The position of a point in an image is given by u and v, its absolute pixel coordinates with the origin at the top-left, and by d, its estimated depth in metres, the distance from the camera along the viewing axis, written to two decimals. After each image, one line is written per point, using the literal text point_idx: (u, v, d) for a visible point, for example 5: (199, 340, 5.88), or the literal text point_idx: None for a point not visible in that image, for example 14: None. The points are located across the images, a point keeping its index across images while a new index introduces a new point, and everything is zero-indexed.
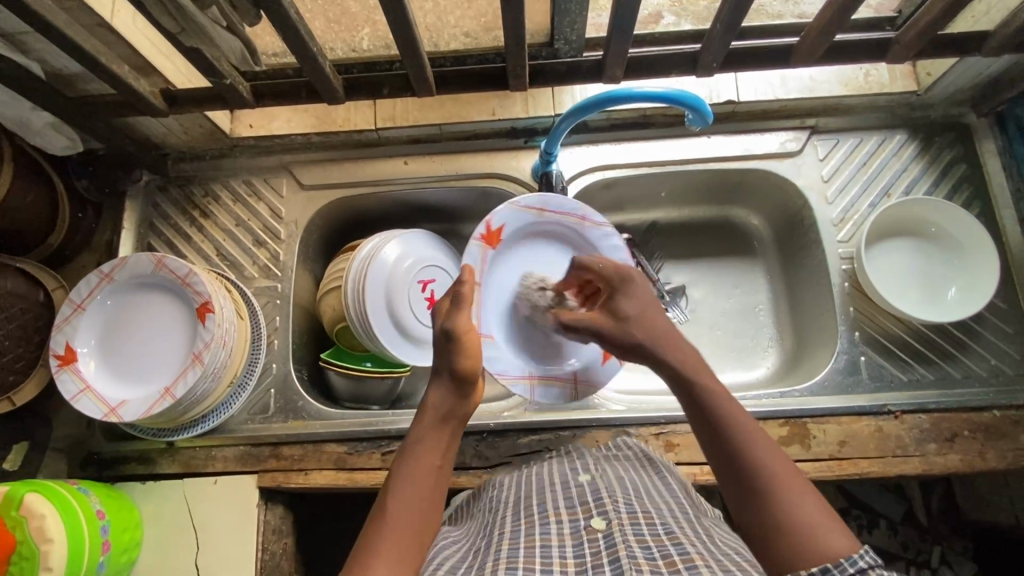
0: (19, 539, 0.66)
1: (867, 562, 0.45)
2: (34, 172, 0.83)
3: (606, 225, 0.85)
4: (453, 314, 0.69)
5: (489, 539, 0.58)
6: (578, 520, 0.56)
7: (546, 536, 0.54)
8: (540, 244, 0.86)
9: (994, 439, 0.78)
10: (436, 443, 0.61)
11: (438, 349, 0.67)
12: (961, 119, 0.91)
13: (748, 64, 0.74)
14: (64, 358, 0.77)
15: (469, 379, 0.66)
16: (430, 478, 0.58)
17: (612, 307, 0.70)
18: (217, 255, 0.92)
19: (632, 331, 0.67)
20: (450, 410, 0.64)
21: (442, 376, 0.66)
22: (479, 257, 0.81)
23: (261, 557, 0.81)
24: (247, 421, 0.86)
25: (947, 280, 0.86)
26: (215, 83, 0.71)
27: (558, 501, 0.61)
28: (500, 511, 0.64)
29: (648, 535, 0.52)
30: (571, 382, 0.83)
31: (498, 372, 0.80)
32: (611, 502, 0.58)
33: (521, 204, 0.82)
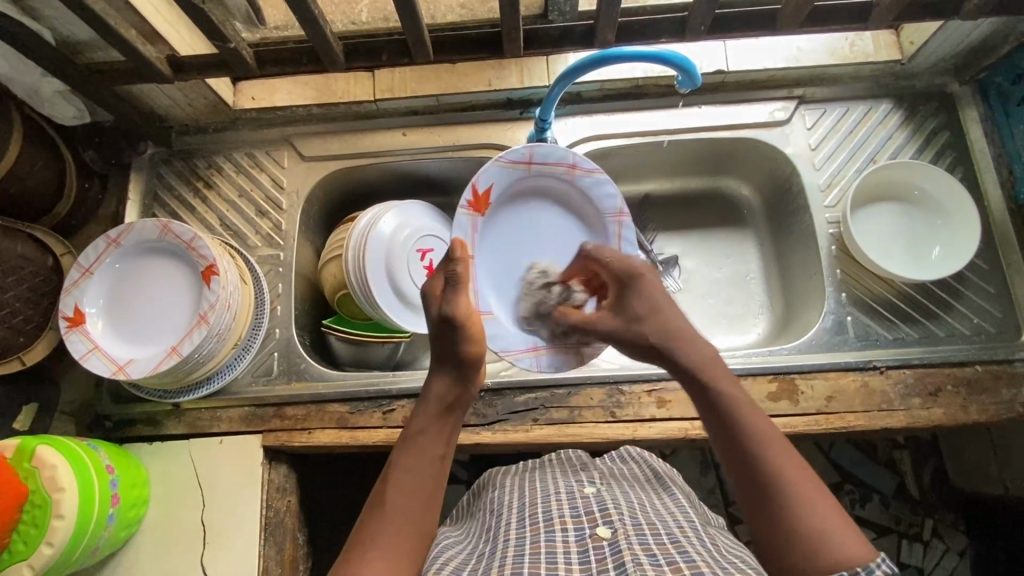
0: (31, 488, 0.68)
1: (885, 571, 0.47)
2: (43, 140, 0.85)
3: (597, 171, 0.86)
4: (448, 299, 0.71)
5: (492, 546, 0.60)
6: (583, 527, 0.58)
7: (552, 543, 0.56)
8: (532, 199, 0.88)
9: (976, 393, 0.81)
10: (437, 431, 0.65)
11: (439, 337, 0.70)
12: (945, 88, 0.93)
13: (734, 28, 0.78)
14: (73, 320, 0.79)
15: (472, 367, 0.69)
16: (432, 466, 0.62)
17: (625, 306, 0.72)
18: (220, 224, 0.94)
19: (657, 326, 0.68)
20: (453, 400, 0.67)
21: (447, 364, 0.69)
22: (468, 226, 0.84)
23: (266, 515, 0.83)
24: (251, 383, 0.88)
25: (930, 241, 0.89)
26: (220, 47, 0.75)
27: (563, 510, 0.62)
28: (504, 516, 0.67)
29: (653, 544, 0.54)
30: (577, 347, 0.84)
31: (502, 349, 0.82)
32: (617, 513, 0.60)
33: (507, 161, 0.83)
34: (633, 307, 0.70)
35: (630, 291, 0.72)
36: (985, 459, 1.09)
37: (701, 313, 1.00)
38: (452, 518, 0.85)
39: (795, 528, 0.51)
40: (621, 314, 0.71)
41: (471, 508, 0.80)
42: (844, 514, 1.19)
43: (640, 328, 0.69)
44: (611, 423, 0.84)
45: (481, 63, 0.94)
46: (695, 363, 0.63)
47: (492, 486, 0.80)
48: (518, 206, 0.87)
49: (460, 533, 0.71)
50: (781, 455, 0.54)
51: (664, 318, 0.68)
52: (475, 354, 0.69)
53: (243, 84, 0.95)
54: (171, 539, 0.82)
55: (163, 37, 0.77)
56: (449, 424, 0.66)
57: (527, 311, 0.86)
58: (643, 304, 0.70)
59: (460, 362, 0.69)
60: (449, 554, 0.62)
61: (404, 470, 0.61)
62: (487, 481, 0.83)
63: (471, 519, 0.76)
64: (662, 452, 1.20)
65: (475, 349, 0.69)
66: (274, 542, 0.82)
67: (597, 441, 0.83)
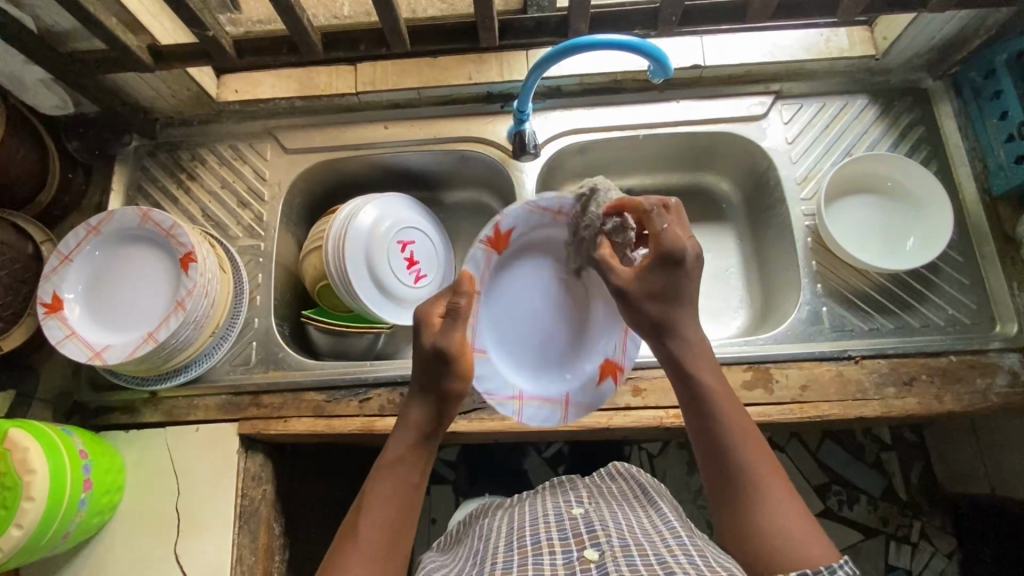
0: (2, 470, 0.68)
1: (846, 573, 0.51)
2: (27, 128, 0.86)
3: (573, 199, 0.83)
4: (446, 331, 0.66)
5: (480, 568, 0.61)
6: (571, 550, 0.58)
7: (540, 566, 0.56)
8: (535, 255, 0.87)
9: (950, 383, 0.81)
10: (412, 461, 0.63)
11: (426, 370, 0.66)
12: (919, 84, 0.94)
13: (705, 20, 0.80)
14: (51, 306, 0.80)
15: (452, 399, 0.66)
16: (406, 498, 0.61)
17: (652, 279, 0.68)
18: (202, 215, 0.95)
19: (665, 313, 0.68)
20: (431, 429, 0.66)
21: (430, 394, 0.66)
22: (482, 261, 0.81)
23: (240, 503, 0.82)
24: (229, 371, 0.88)
25: (905, 232, 0.89)
26: (199, 35, 0.76)
27: (551, 533, 0.63)
28: (492, 541, 0.67)
29: (641, 565, 0.53)
30: (563, 403, 0.82)
31: (486, 391, 0.79)
32: (605, 535, 0.60)
33: (537, 206, 0.82)
34: (666, 288, 0.68)
35: (665, 273, 0.68)
36: (969, 458, 1.09)
37: None
38: (441, 543, 0.84)
39: (767, 528, 0.56)
40: (645, 281, 0.69)
41: (461, 535, 0.80)
42: (831, 516, 1.18)
43: (651, 308, 0.69)
44: (586, 411, 0.84)
45: (462, 58, 0.95)
46: (689, 360, 0.67)
47: (483, 514, 0.80)
48: (529, 258, 0.87)
49: (447, 560, 0.71)
50: (758, 459, 0.60)
51: (680, 310, 0.68)
52: (459, 390, 0.66)
53: (227, 77, 0.96)
54: (145, 527, 0.82)
55: (145, 28, 0.78)
56: (425, 454, 0.65)
57: (513, 362, 0.84)
58: (672, 280, 0.68)
59: (441, 394, 0.66)
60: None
61: (377, 505, 0.60)
62: (479, 512, 0.82)
63: (460, 545, 0.76)
64: (649, 451, 1.19)
65: (460, 383, 0.66)
66: (249, 530, 0.82)
67: (573, 429, 0.83)
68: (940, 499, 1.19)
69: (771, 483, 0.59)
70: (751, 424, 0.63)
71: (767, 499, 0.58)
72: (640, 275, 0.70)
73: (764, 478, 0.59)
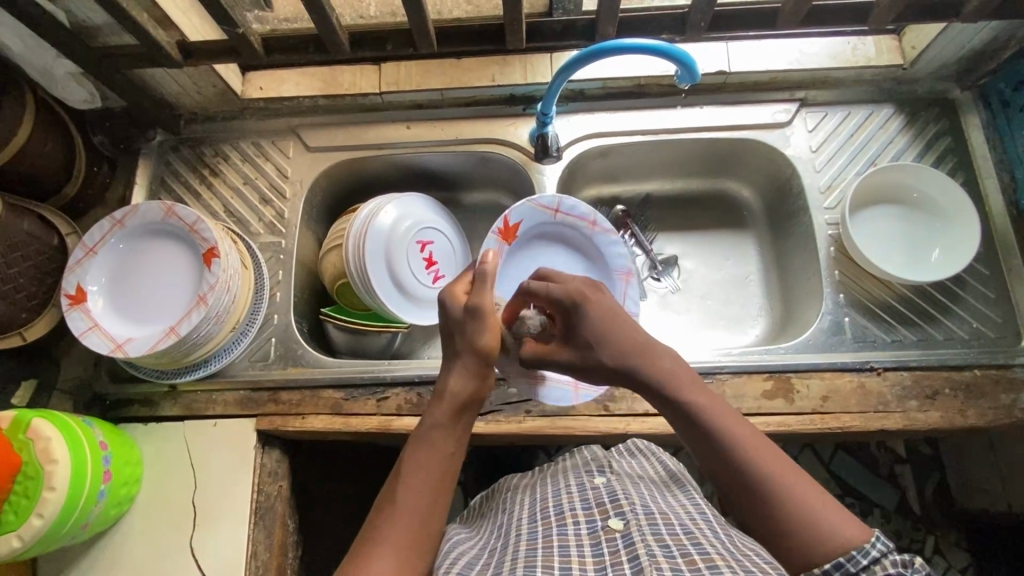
0: (25, 459, 0.68)
1: (879, 552, 0.50)
2: (55, 121, 0.87)
3: (614, 231, 0.91)
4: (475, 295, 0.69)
5: (505, 539, 0.60)
6: (595, 520, 0.58)
7: (564, 536, 0.56)
8: (547, 242, 0.93)
9: (974, 398, 0.80)
10: (448, 429, 0.62)
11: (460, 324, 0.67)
12: (947, 95, 0.93)
13: (733, 26, 0.79)
14: (74, 298, 0.80)
15: (487, 360, 0.66)
16: (442, 465, 0.59)
17: (577, 339, 0.68)
18: (224, 211, 0.95)
19: (613, 355, 0.65)
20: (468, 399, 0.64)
21: (463, 355, 0.66)
22: (495, 248, 0.89)
23: (256, 498, 0.83)
24: (248, 367, 0.88)
25: (930, 244, 0.89)
26: (229, 32, 0.77)
27: (574, 503, 0.62)
28: (515, 512, 0.67)
29: (666, 534, 0.54)
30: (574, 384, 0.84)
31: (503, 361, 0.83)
32: (628, 504, 0.59)
33: (538, 203, 0.89)
34: (580, 336, 0.67)
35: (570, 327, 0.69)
36: (986, 473, 1.07)
37: (699, 314, 1.00)
38: (463, 518, 0.83)
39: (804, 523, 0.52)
40: (573, 347, 0.68)
41: (483, 509, 0.79)
42: None
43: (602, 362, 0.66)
44: (604, 416, 0.83)
45: (486, 59, 0.95)
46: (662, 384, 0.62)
47: (503, 488, 0.79)
48: (538, 245, 0.93)
49: (471, 532, 0.70)
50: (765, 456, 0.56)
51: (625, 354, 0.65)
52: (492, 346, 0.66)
53: (252, 74, 0.97)
54: (162, 519, 0.82)
55: (174, 24, 0.79)
56: (461, 424, 0.63)
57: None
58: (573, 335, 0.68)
59: (476, 353, 0.66)
60: (463, 549, 0.62)
61: (412, 469, 0.58)
62: (498, 487, 0.81)
63: (484, 517, 0.75)
64: None
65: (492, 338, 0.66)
66: (264, 526, 0.82)
67: (590, 434, 0.83)
68: (954, 514, 1.17)
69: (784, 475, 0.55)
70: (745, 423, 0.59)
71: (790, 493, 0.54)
72: (567, 339, 0.69)
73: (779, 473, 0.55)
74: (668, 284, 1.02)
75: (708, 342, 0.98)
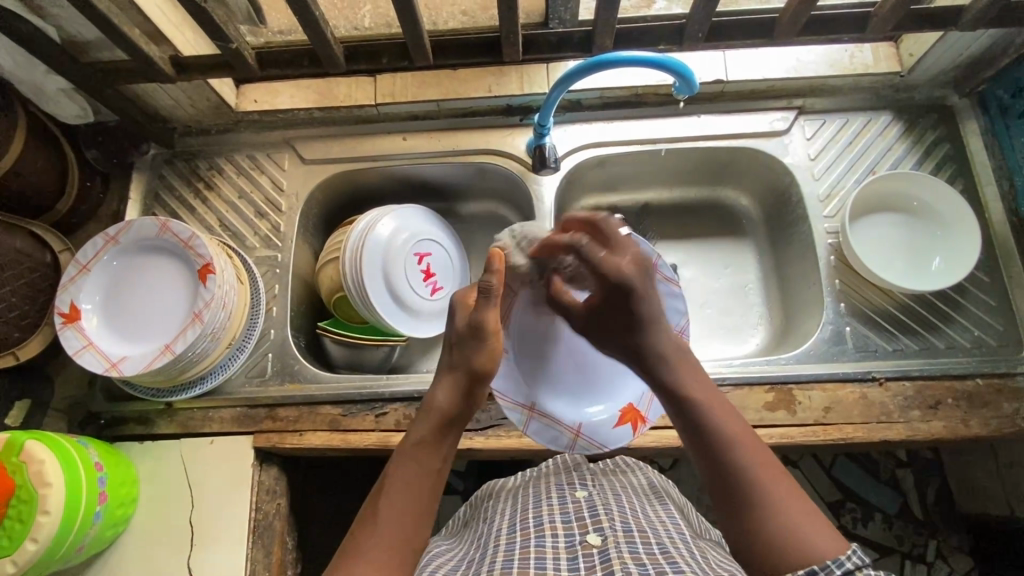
0: (18, 483, 0.67)
1: (854, 563, 0.49)
2: (47, 137, 0.86)
3: (675, 284, 0.78)
4: (481, 309, 0.68)
5: (483, 550, 0.60)
6: (574, 534, 0.57)
7: (541, 548, 0.56)
8: None
9: (977, 407, 0.80)
10: (434, 447, 0.62)
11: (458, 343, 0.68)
12: (944, 101, 0.93)
13: (731, 36, 0.79)
14: (68, 316, 0.79)
15: (481, 381, 0.67)
16: (428, 480, 0.60)
17: (603, 315, 0.71)
18: (219, 225, 0.94)
19: (637, 342, 0.68)
20: (455, 416, 0.65)
21: (457, 370, 0.67)
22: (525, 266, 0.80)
23: (254, 517, 0.82)
24: (245, 383, 0.87)
25: (931, 251, 0.88)
26: (222, 48, 0.76)
27: (554, 516, 0.62)
28: (495, 521, 0.67)
29: (643, 553, 0.53)
30: (573, 430, 0.80)
31: (500, 391, 0.79)
32: (608, 519, 0.59)
33: None
34: (611, 314, 0.69)
35: (615, 303, 0.69)
36: (988, 478, 1.06)
37: (699, 324, 0.99)
38: (450, 527, 0.82)
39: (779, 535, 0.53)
40: (592, 319, 0.72)
41: (469, 518, 0.79)
42: (845, 533, 1.17)
43: (625, 339, 0.69)
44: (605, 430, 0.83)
45: (482, 70, 0.94)
46: (671, 377, 0.65)
47: (489, 496, 0.79)
48: None
49: (453, 542, 0.70)
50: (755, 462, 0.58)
51: (653, 335, 0.67)
52: (487, 368, 0.67)
53: (246, 86, 0.96)
54: (158, 539, 0.81)
55: (166, 38, 0.78)
56: (448, 441, 0.64)
57: (547, 380, 0.83)
58: (623, 314, 0.68)
59: (471, 372, 0.67)
60: (440, 563, 0.62)
61: (399, 482, 0.59)
62: (485, 494, 0.81)
63: (467, 528, 0.75)
64: (661, 465, 1.14)
65: (489, 360, 0.68)
66: (263, 544, 0.81)
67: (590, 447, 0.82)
68: (956, 518, 1.16)
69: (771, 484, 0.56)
70: (745, 427, 0.61)
71: (771, 506, 0.55)
72: (593, 309, 0.72)
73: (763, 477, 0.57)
74: None
75: (708, 351, 0.97)
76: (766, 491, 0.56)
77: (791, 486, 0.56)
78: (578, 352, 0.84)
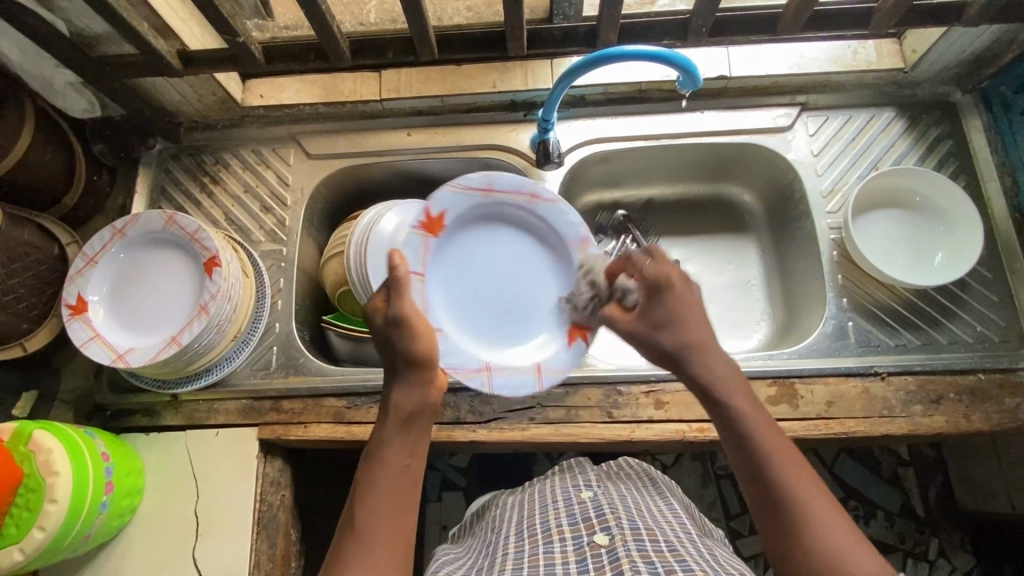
0: (26, 471, 0.68)
1: None
2: (55, 131, 0.87)
3: (559, 201, 0.84)
4: (392, 305, 0.67)
5: (492, 558, 0.61)
6: (581, 535, 0.58)
7: (550, 554, 0.56)
8: (490, 225, 0.84)
9: (979, 402, 0.80)
10: (399, 444, 0.63)
11: (392, 342, 0.67)
12: (947, 98, 0.93)
13: (735, 31, 0.79)
14: (75, 308, 0.80)
15: (428, 368, 0.66)
16: (397, 478, 0.60)
17: (651, 315, 0.68)
18: (225, 219, 0.95)
19: (677, 339, 0.65)
20: (411, 409, 0.64)
21: (401, 371, 0.66)
22: (422, 244, 0.79)
23: (259, 509, 0.82)
24: (250, 376, 0.88)
25: (933, 247, 0.89)
26: (229, 41, 0.76)
27: (561, 519, 0.63)
28: (503, 530, 0.67)
29: (651, 550, 0.53)
30: (534, 370, 0.80)
31: (451, 367, 0.78)
32: (615, 518, 0.59)
33: (460, 186, 0.81)
34: (657, 315, 0.67)
35: (656, 302, 0.68)
36: (990, 476, 1.06)
37: None
38: (455, 536, 0.84)
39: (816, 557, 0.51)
40: (645, 320, 0.68)
41: (472, 527, 0.80)
42: None
43: (660, 338, 0.67)
44: (608, 423, 0.83)
45: (486, 66, 0.95)
46: (714, 382, 0.63)
47: (493, 505, 0.79)
48: (478, 230, 0.84)
49: (459, 552, 0.71)
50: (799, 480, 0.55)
51: (691, 340, 0.65)
52: (426, 353, 0.66)
53: (252, 82, 0.97)
54: (163, 530, 0.82)
55: (174, 32, 0.79)
56: (412, 434, 0.64)
57: (487, 333, 0.82)
58: (659, 311, 0.67)
59: (415, 365, 0.66)
60: (449, 572, 0.62)
61: (371, 489, 0.59)
62: (489, 503, 0.82)
63: (472, 536, 0.76)
64: (663, 462, 1.15)
65: (426, 348, 0.66)
66: (267, 536, 0.82)
67: (593, 440, 0.82)
68: (958, 516, 1.16)
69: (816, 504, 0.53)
70: (788, 443, 0.58)
71: (814, 526, 0.52)
72: (643, 312, 0.69)
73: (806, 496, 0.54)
74: None
75: None
76: (828, 535, 0.51)
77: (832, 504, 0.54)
78: (502, 300, 0.84)
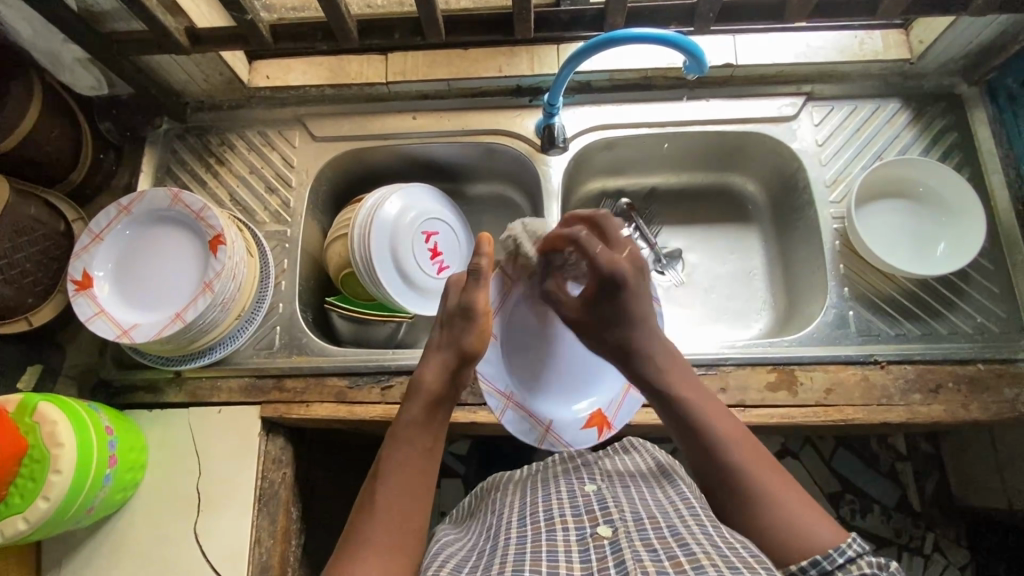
0: (31, 442, 0.68)
1: (856, 551, 0.51)
2: (62, 107, 0.87)
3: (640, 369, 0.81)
4: (471, 289, 0.70)
5: (493, 542, 0.61)
6: (584, 527, 0.58)
7: (553, 542, 0.56)
8: None
9: (978, 392, 0.80)
10: (423, 426, 0.63)
11: (451, 325, 0.70)
12: (953, 90, 0.93)
13: (740, 17, 0.80)
14: (81, 283, 0.80)
15: (470, 361, 0.69)
16: (421, 460, 0.61)
17: (601, 308, 0.73)
18: (229, 199, 0.95)
19: (628, 338, 0.71)
20: (439, 396, 0.66)
21: (446, 350, 0.69)
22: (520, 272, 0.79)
23: (260, 485, 0.83)
24: (252, 355, 0.88)
25: (935, 238, 0.89)
26: (238, 19, 0.77)
27: (564, 509, 0.62)
28: (505, 515, 0.67)
29: (654, 539, 0.54)
30: (545, 425, 0.81)
31: (483, 376, 0.79)
32: (618, 511, 0.59)
33: None
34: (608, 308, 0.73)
35: (610, 296, 0.72)
36: (988, 470, 1.07)
37: (703, 309, 1.00)
38: (454, 518, 0.85)
39: (781, 529, 0.54)
40: (593, 313, 0.74)
41: (473, 510, 0.80)
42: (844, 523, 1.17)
43: (613, 335, 0.72)
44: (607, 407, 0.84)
45: (493, 51, 0.95)
46: (661, 384, 0.68)
47: (495, 488, 0.80)
48: None
49: (460, 532, 0.71)
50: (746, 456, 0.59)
51: (637, 334, 0.71)
52: (477, 348, 0.69)
53: (259, 62, 0.97)
54: (165, 505, 0.83)
55: (182, 9, 0.79)
56: (437, 420, 0.65)
57: (528, 371, 0.83)
58: (615, 306, 0.72)
59: (461, 352, 0.68)
60: (450, 551, 0.62)
61: (394, 468, 0.60)
62: (490, 487, 0.82)
63: (473, 519, 0.76)
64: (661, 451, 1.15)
65: (477, 341, 0.69)
66: (268, 513, 0.82)
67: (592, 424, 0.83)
68: (954, 511, 1.17)
69: (767, 479, 0.57)
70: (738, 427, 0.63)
71: (768, 497, 0.56)
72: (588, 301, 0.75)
73: (757, 471, 0.58)
74: (672, 277, 1.02)
75: (711, 335, 0.98)
76: (781, 505, 0.55)
77: (784, 477, 0.58)
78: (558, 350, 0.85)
